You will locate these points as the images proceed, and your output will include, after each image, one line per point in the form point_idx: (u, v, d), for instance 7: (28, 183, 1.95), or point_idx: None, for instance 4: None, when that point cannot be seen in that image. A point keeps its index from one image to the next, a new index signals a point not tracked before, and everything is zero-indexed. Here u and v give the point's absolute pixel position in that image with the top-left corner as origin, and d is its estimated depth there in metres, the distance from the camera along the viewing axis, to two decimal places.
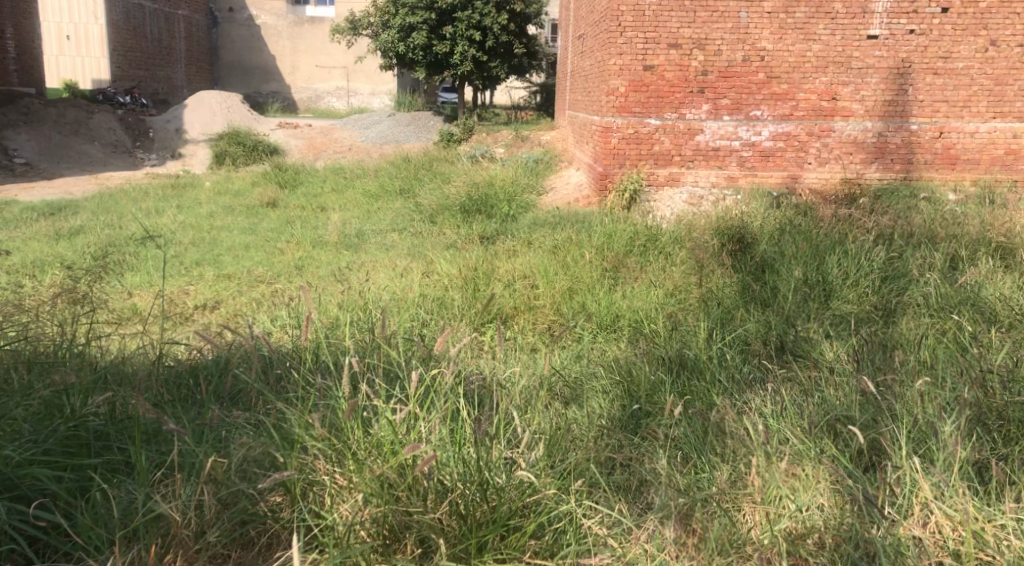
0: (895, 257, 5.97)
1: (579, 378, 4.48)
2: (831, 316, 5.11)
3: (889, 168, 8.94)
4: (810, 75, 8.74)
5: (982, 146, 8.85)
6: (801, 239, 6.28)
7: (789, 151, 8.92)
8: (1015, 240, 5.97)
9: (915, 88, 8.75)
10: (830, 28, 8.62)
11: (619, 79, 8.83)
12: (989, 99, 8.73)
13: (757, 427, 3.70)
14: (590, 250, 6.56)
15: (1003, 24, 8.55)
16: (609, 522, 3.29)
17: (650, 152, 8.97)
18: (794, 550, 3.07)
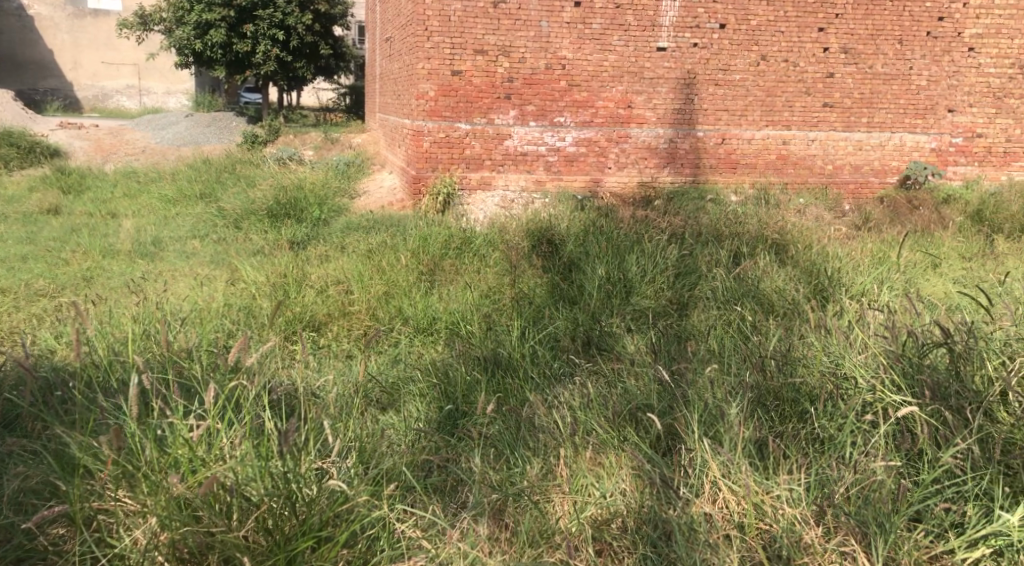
0: (686, 254, 6.40)
1: (396, 382, 4.48)
2: (632, 311, 5.41)
3: (679, 172, 9.57)
4: (608, 84, 9.19)
5: (757, 151, 9.66)
6: (603, 239, 6.60)
7: (591, 156, 9.33)
8: (788, 237, 6.56)
9: (700, 97, 9.40)
10: (623, 39, 9.11)
11: (428, 83, 8.87)
12: (761, 109, 9.54)
13: (565, 420, 3.84)
14: (404, 253, 6.56)
15: (771, 41, 9.35)
16: (425, 525, 3.33)
17: (461, 156, 9.10)
18: (599, 536, 3.28)
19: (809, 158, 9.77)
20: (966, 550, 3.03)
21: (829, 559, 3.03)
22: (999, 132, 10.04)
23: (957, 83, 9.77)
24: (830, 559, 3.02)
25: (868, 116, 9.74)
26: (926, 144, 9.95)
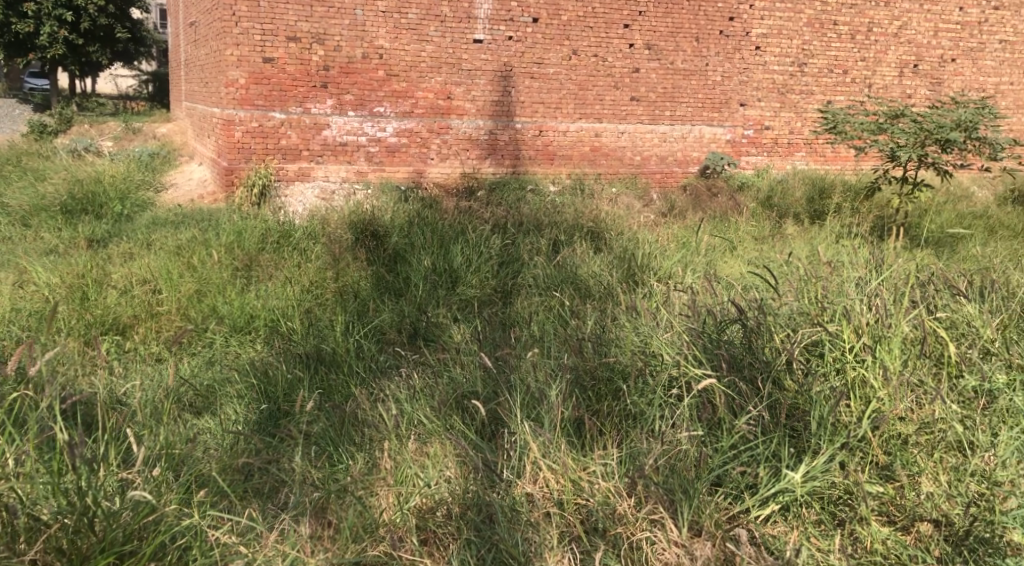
0: (509, 243, 6.51)
1: (212, 385, 4.29)
2: (457, 302, 5.46)
3: (500, 163, 9.73)
4: (426, 75, 9.19)
5: (573, 143, 9.97)
6: (427, 230, 6.59)
7: (412, 147, 9.30)
8: (603, 225, 6.83)
9: (517, 90, 9.59)
10: (440, 30, 9.13)
11: (238, 70, 8.51)
12: (574, 102, 9.86)
13: (389, 413, 3.81)
14: (217, 249, 6.28)
15: (581, 36, 9.67)
16: (240, 530, 3.21)
17: (276, 147, 8.82)
18: (424, 525, 3.29)
19: (620, 149, 10.21)
20: (759, 508, 3.26)
21: (640, 528, 3.16)
22: (784, 125, 10.92)
23: (747, 79, 10.54)
24: (641, 527, 3.15)
25: (671, 109, 10.30)
26: (722, 135, 10.65)
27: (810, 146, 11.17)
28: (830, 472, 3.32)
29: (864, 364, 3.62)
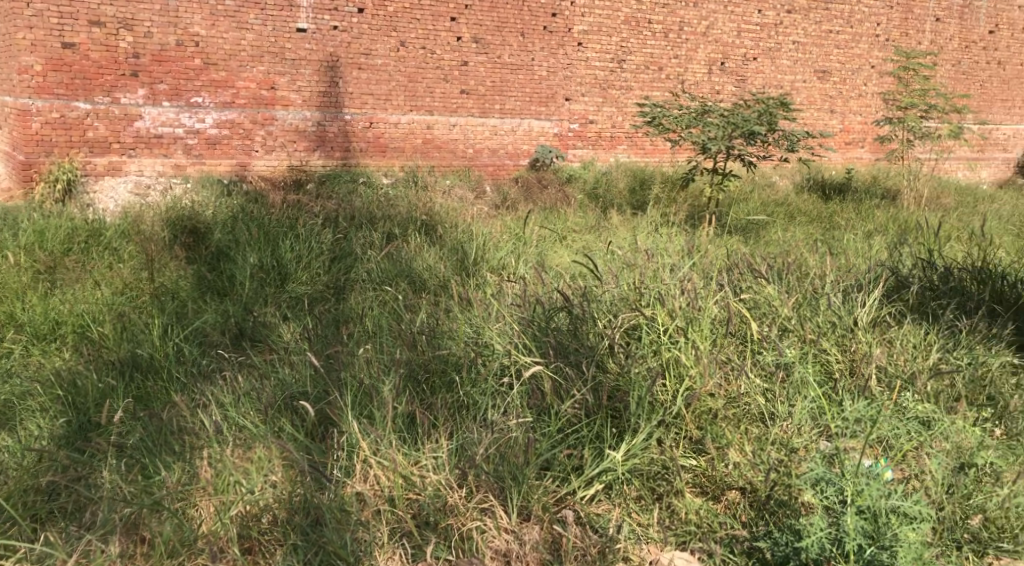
0: (340, 237, 6.39)
1: (11, 399, 3.96)
2: (286, 299, 5.30)
3: (329, 156, 9.50)
4: (247, 64, 8.85)
5: (404, 135, 9.90)
6: (253, 226, 6.35)
7: (234, 139, 8.91)
8: (435, 217, 6.84)
9: (344, 81, 9.42)
10: (260, 18, 8.83)
11: (33, 56, 7.89)
12: (403, 94, 9.79)
13: (211, 419, 3.64)
14: (16, 251, 5.79)
15: (408, 28, 9.64)
16: (36, 558, 3.07)
17: (82, 139, 8.22)
18: (247, 533, 3.16)
19: (451, 141, 10.23)
20: (585, 488, 3.34)
21: (471, 518, 3.17)
22: (606, 119, 11.32)
23: (571, 74, 10.86)
24: (472, 517, 3.17)
25: (500, 102, 10.44)
26: (550, 129, 10.90)
27: (631, 140, 11.64)
28: (649, 449, 3.49)
29: (678, 344, 3.83)
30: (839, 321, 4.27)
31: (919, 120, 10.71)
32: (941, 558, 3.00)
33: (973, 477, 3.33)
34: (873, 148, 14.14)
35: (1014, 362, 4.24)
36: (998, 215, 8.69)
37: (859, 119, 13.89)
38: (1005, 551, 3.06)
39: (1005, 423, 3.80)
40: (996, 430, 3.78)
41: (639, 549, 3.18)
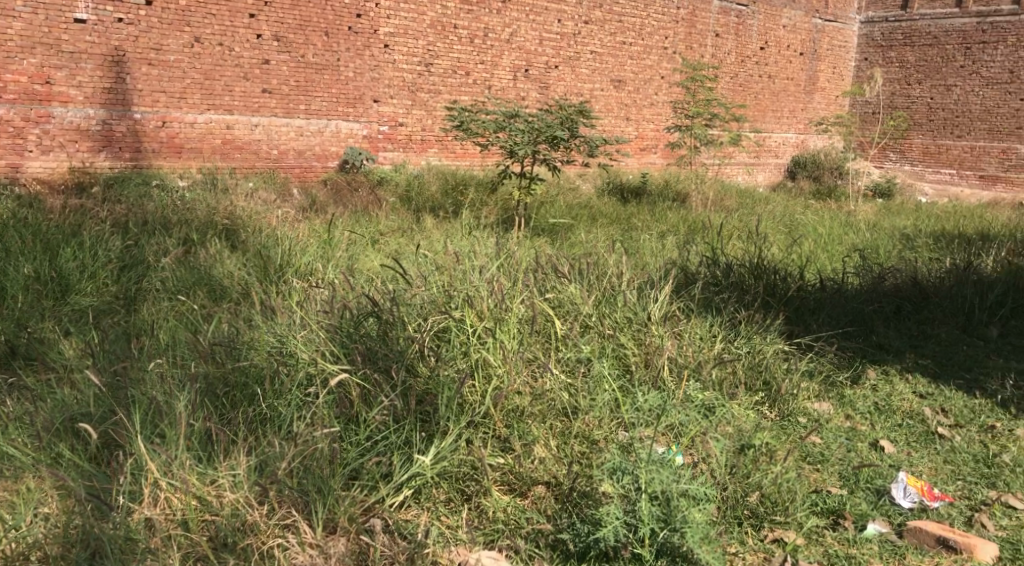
0: (131, 244, 5.96)
1: None
2: (69, 313, 4.89)
3: (117, 157, 8.84)
4: (16, 56, 8.13)
5: (201, 135, 9.39)
6: (28, 233, 5.80)
7: (3, 137, 8.14)
8: (236, 222, 6.55)
9: (132, 77, 8.83)
10: (31, 6, 8.14)
11: None
12: (200, 92, 9.32)
13: None
14: None
15: (202, 23, 9.21)
16: None
17: None
18: None
19: (254, 142, 9.81)
20: (394, 496, 3.29)
21: (273, 535, 3.04)
22: (416, 121, 11.30)
23: (377, 76, 10.77)
24: (273, 535, 3.03)
25: (306, 103, 10.17)
26: (358, 131, 10.73)
27: (441, 143, 11.68)
28: (458, 451, 3.49)
29: (485, 345, 3.88)
30: (635, 316, 4.51)
31: (704, 128, 11.51)
32: (724, 534, 3.20)
33: (750, 457, 3.60)
34: (665, 154, 15.03)
35: (784, 349, 4.67)
36: (772, 216, 9.51)
37: (652, 127, 14.72)
38: (777, 523, 3.31)
39: (777, 406, 4.18)
40: (770, 412, 4.16)
41: (448, 552, 3.16)
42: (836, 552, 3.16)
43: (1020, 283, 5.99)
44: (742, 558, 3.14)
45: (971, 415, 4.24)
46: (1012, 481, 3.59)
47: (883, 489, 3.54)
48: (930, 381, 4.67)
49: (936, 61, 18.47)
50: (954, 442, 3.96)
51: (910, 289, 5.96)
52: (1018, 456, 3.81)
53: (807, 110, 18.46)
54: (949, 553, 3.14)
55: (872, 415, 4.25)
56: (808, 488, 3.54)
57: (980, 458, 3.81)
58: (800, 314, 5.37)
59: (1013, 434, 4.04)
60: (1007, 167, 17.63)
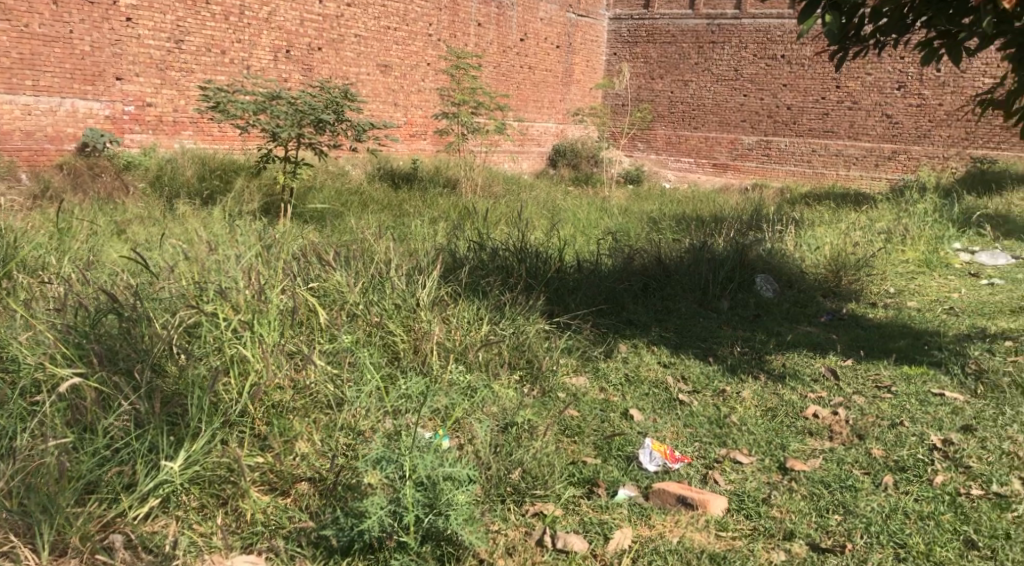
0: None
1: None
2: None
3: None
4: None
5: None
6: None
7: None
8: None
9: None
10: None
11: None
12: None
13: None
14: None
15: None
16: None
17: None
18: None
19: None
20: (139, 507, 3.06)
21: None
22: (166, 102, 10.58)
23: (119, 52, 9.95)
24: None
25: (33, 79, 9.13)
26: (99, 111, 9.85)
27: (196, 125, 11.01)
28: (212, 452, 3.30)
29: (242, 341, 3.70)
30: (404, 302, 4.50)
31: (471, 116, 11.72)
32: (487, 513, 3.28)
33: (513, 435, 3.71)
34: (433, 140, 15.17)
35: (545, 328, 4.87)
36: (534, 202, 9.88)
37: (420, 113, 14.79)
38: (538, 496, 3.43)
39: (538, 384, 4.35)
40: (532, 390, 4.32)
41: (200, 562, 3.00)
42: (589, 519, 3.33)
43: (746, 260, 6.65)
44: (504, 535, 3.23)
45: (706, 381, 4.65)
46: (739, 439, 3.98)
47: (632, 455, 3.80)
48: (672, 351, 5.07)
49: (674, 58, 19.99)
50: (693, 407, 4.32)
51: (656, 268, 6.42)
52: (744, 416, 4.22)
53: (565, 101, 19.43)
54: (687, 510, 3.41)
55: (623, 386, 4.55)
56: (566, 461, 3.71)
57: (714, 420, 4.17)
58: (558, 294, 5.64)
59: (741, 395, 4.47)
60: (736, 156, 19.49)
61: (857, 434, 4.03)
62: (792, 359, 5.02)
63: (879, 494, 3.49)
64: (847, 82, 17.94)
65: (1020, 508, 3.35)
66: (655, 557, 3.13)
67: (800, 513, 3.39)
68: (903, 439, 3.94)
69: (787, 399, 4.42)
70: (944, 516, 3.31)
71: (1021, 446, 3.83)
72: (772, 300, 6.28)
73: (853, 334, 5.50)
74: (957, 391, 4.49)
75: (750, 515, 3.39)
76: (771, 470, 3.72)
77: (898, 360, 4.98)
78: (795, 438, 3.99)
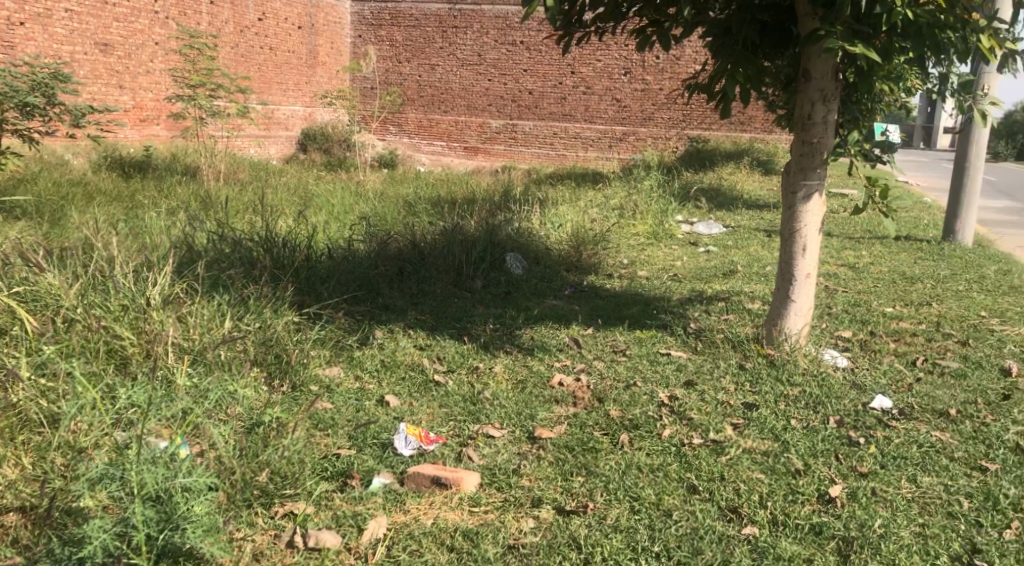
0: None
1: None
2: None
3: None
4: None
5: None
6: None
7: None
8: None
9: None
10: None
11: None
12: None
13: None
14: None
15: None
16: None
17: None
18: None
19: None
20: None
21: None
22: None
23: None
24: None
25: None
26: None
27: None
28: None
29: None
30: (133, 303, 4.17)
31: (208, 99, 10.91)
32: (231, 521, 3.17)
33: (260, 435, 3.59)
34: (168, 125, 14.18)
35: (295, 320, 4.72)
36: (283, 189, 9.52)
37: (150, 96, 13.75)
38: (288, 496, 3.35)
39: (288, 378, 4.21)
40: (281, 385, 4.18)
41: None
42: (343, 513, 3.30)
43: (496, 239, 6.84)
44: (252, 541, 3.13)
45: (460, 359, 4.74)
46: (492, 413, 4.09)
47: (387, 442, 3.80)
48: (427, 334, 5.10)
49: (419, 42, 19.99)
50: (447, 387, 4.38)
51: (410, 252, 6.44)
52: (496, 390, 4.35)
53: (310, 83, 18.91)
54: (441, 490, 3.48)
55: (378, 372, 4.52)
56: (319, 456, 3.64)
57: (468, 398, 4.26)
58: (310, 283, 5.48)
59: (493, 371, 4.61)
60: (485, 139, 20.06)
61: (597, 398, 4.30)
62: (539, 332, 5.25)
63: (616, 453, 3.75)
64: (581, 68, 18.91)
65: (733, 451, 3.74)
66: (409, 541, 3.17)
67: (547, 479, 3.56)
68: (636, 398, 4.26)
69: (536, 370, 4.62)
70: (671, 467, 3.63)
71: (733, 395, 4.28)
72: (521, 277, 6.52)
73: (593, 304, 5.85)
74: (682, 349, 4.92)
75: (502, 487, 3.52)
76: (521, 441, 3.87)
77: (632, 326, 5.36)
78: (543, 408, 4.17)
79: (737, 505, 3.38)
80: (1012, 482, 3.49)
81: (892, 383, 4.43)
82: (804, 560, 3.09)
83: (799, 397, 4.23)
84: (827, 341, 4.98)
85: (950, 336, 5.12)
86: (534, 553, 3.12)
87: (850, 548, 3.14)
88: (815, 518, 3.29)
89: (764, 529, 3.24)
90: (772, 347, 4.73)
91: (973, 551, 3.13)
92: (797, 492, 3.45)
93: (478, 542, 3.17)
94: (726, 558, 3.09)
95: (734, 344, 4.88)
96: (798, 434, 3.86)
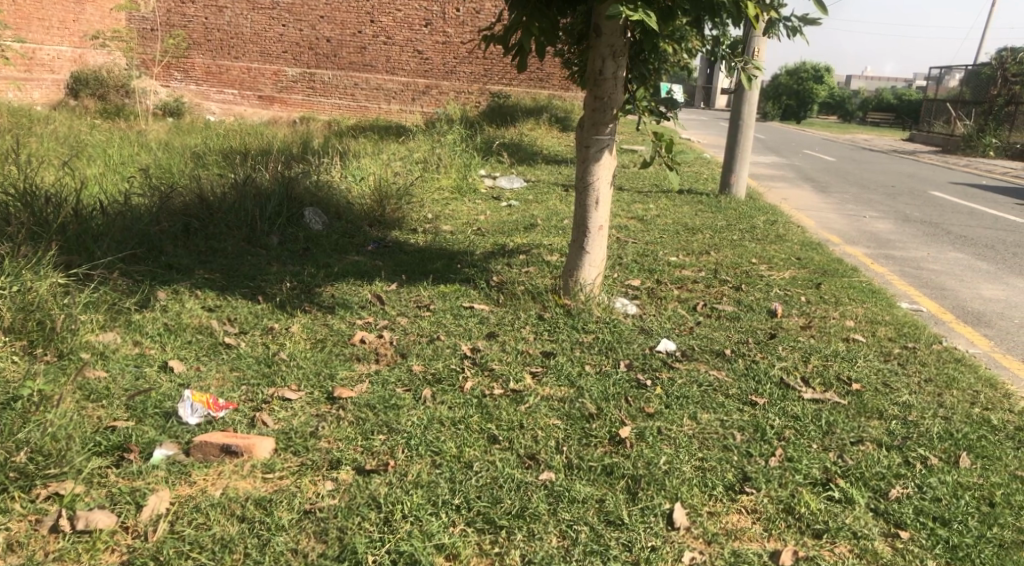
0: None
1: None
2: None
3: None
4: None
5: None
6: None
7: None
8: None
9: None
10: None
11: None
12: None
13: None
14: None
15: None
16: None
17: None
18: None
19: None
20: None
21: None
22: None
23: None
24: None
25: None
26: None
27: None
28: None
29: None
30: None
31: None
32: None
33: (16, 412, 3.30)
34: None
35: (61, 281, 4.28)
36: (51, 138, 8.59)
37: None
38: (52, 476, 3.08)
39: (53, 346, 3.85)
40: (44, 354, 3.81)
41: None
42: (119, 490, 3.07)
43: (293, 193, 6.53)
44: (4, 529, 2.89)
45: (254, 320, 4.50)
46: (288, 375, 3.92)
47: (170, 411, 3.54)
48: (217, 294, 4.80)
49: None
50: (239, 349, 4.15)
51: (198, 206, 6.03)
52: (294, 351, 4.17)
53: (78, 21, 17.20)
54: (230, 459, 3.30)
55: (161, 337, 4.20)
56: (91, 430, 3.35)
57: (262, 359, 4.06)
58: (80, 241, 4.99)
59: (289, 331, 4.41)
60: (280, 88, 19.17)
61: (400, 354, 4.22)
62: (340, 289, 5.08)
63: (418, 408, 3.70)
64: (381, 17, 18.39)
65: (531, 400, 3.81)
66: (194, 515, 3.00)
67: (347, 440, 3.45)
68: (438, 351, 4.23)
69: (337, 328, 4.46)
70: (471, 419, 3.64)
71: (532, 344, 4.36)
72: (320, 232, 6.28)
73: (396, 260, 5.74)
74: (484, 302, 4.94)
75: (298, 451, 3.38)
76: (320, 402, 3.73)
77: (435, 281, 5.31)
78: (343, 366, 4.04)
79: (534, 452, 3.45)
80: (777, 414, 3.79)
81: (676, 327, 4.68)
82: (596, 501, 3.21)
83: (593, 344, 4.38)
84: (618, 290, 5.18)
85: (726, 282, 5.48)
86: (331, 516, 3.03)
87: (637, 485, 3.29)
88: (607, 459, 3.42)
89: (560, 473, 3.33)
90: (569, 297, 4.85)
91: (743, 479, 3.37)
92: (590, 436, 3.57)
93: (272, 510, 3.04)
94: (523, 505, 3.15)
95: (534, 295, 4.96)
96: (591, 380, 4.00)
